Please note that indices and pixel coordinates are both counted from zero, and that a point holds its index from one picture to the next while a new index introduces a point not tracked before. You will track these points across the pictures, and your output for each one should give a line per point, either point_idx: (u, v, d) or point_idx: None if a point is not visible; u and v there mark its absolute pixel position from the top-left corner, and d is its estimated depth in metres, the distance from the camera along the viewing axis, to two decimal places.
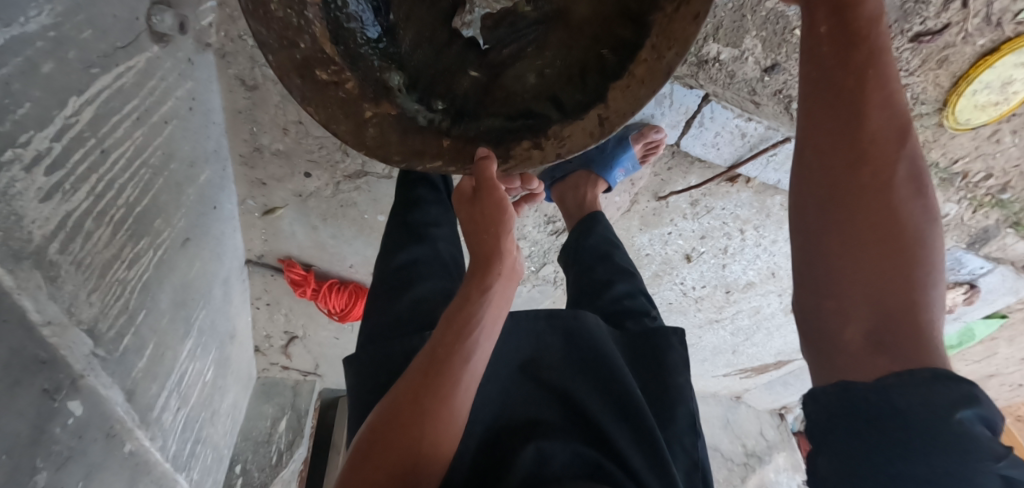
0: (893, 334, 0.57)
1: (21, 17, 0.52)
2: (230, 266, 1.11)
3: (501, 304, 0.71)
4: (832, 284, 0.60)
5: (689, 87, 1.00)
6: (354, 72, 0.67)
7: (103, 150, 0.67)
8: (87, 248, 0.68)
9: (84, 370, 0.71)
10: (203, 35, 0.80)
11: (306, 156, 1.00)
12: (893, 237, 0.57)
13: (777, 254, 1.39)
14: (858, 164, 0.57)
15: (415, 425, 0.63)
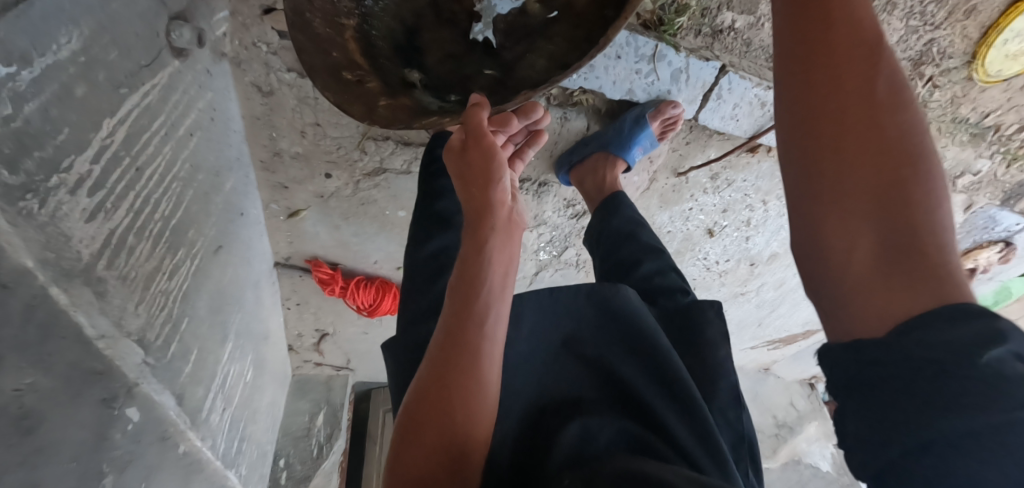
0: (897, 251, 0.51)
1: (53, 45, 0.54)
2: (259, 269, 1.14)
3: (505, 254, 0.71)
4: (831, 204, 0.53)
5: (705, 59, 0.98)
6: (380, 79, 0.81)
7: (138, 168, 0.69)
8: (131, 262, 0.71)
9: (137, 379, 0.74)
10: (219, 45, 0.82)
11: (324, 157, 1.03)
12: (885, 153, 0.52)
13: None
14: (843, 99, 0.54)
15: (444, 398, 0.64)
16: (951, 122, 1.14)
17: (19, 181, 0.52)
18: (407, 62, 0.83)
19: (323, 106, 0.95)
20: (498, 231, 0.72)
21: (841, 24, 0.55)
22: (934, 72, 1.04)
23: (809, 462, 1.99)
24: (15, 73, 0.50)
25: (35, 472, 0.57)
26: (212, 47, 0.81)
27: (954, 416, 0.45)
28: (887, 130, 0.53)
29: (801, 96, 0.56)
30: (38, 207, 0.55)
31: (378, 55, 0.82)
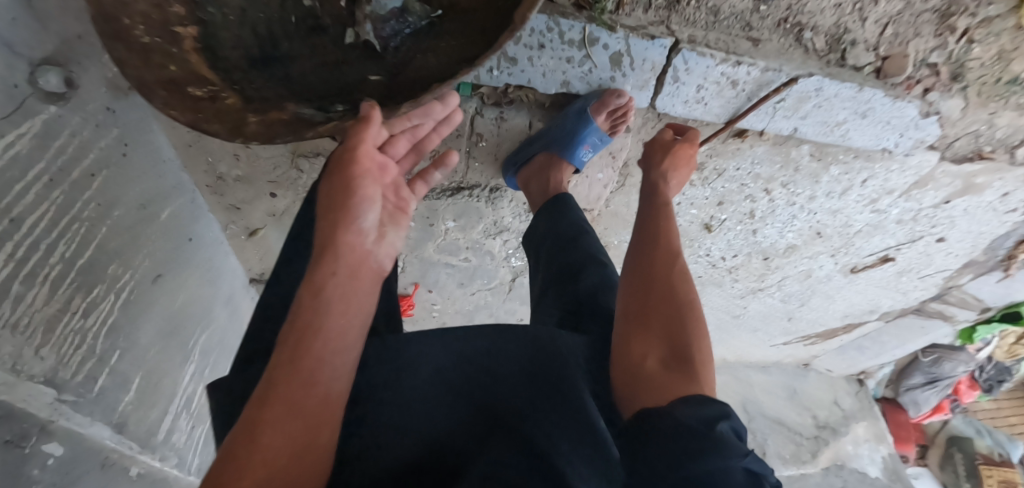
0: (681, 363, 0.66)
1: None
2: (230, 285, 1.20)
3: (350, 291, 0.58)
4: (636, 324, 0.71)
5: (650, 38, 0.86)
6: (243, 95, 0.67)
7: (14, 218, 0.68)
8: (21, 309, 0.71)
9: (51, 416, 0.76)
10: (120, 81, 0.82)
11: (265, 177, 1.00)
12: (671, 294, 0.73)
13: (819, 212, 1.22)
14: (649, 249, 0.80)
15: (251, 450, 0.50)
16: (997, 81, 0.98)
17: None
18: (270, 77, 0.71)
19: None
20: (343, 258, 0.58)
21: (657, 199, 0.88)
22: (969, 24, 0.93)
23: (856, 466, 1.80)
24: None
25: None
26: (109, 84, 0.80)
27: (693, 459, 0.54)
28: (667, 277, 0.75)
29: (635, 265, 0.78)
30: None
31: (237, 69, 0.69)
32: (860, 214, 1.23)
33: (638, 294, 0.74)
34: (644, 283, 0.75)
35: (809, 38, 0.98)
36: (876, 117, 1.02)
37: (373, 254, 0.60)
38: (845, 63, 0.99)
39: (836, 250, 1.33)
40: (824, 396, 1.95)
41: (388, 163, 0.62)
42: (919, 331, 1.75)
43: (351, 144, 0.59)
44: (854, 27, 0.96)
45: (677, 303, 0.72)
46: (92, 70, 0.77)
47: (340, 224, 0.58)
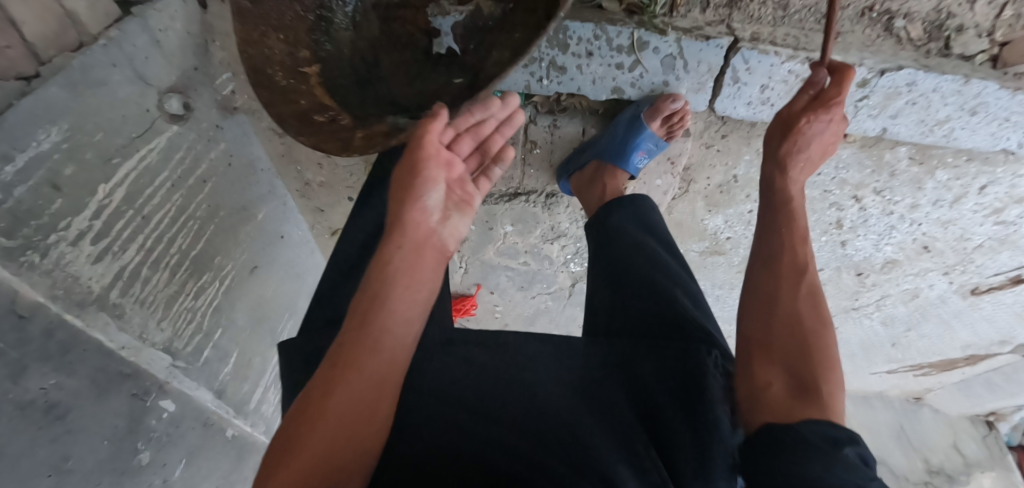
0: (794, 357, 0.58)
1: (32, 141, 0.63)
2: (312, 281, 1.29)
3: (410, 291, 0.56)
4: (753, 302, 0.63)
5: (705, 39, 0.81)
6: (350, 114, 0.73)
7: (144, 216, 0.79)
8: (147, 289, 0.81)
9: (167, 378, 0.87)
10: (229, 101, 0.92)
11: (343, 184, 1.11)
12: (797, 281, 0.63)
13: (924, 223, 1.08)
14: (774, 239, 0.66)
15: (303, 426, 0.51)
16: None
17: (16, 244, 0.63)
18: (371, 94, 0.76)
19: None
20: (404, 252, 0.56)
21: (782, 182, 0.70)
22: None
23: None
24: None
25: (64, 448, 0.72)
26: (221, 104, 0.91)
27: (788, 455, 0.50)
28: (798, 300, 0.62)
29: (754, 284, 0.65)
30: (40, 257, 0.66)
31: (346, 100, 0.74)
32: (980, 226, 1.06)
33: (759, 309, 0.62)
34: (764, 279, 0.64)
35: (902, 28, 0.88)
36: (987, 113, 0.87)
37: (438, 234, 0.59)
38: (949, 53, 0.88)
39: (950, 267, 1.15)
40: (943, 439, 1.82)
41: (455, 160, 0.61)
42: None
43: (418, 133, 0.58)
44: (959, 10, 0.86)
45: (801, 321, 0.60)
46: (207, 94, 0.87)
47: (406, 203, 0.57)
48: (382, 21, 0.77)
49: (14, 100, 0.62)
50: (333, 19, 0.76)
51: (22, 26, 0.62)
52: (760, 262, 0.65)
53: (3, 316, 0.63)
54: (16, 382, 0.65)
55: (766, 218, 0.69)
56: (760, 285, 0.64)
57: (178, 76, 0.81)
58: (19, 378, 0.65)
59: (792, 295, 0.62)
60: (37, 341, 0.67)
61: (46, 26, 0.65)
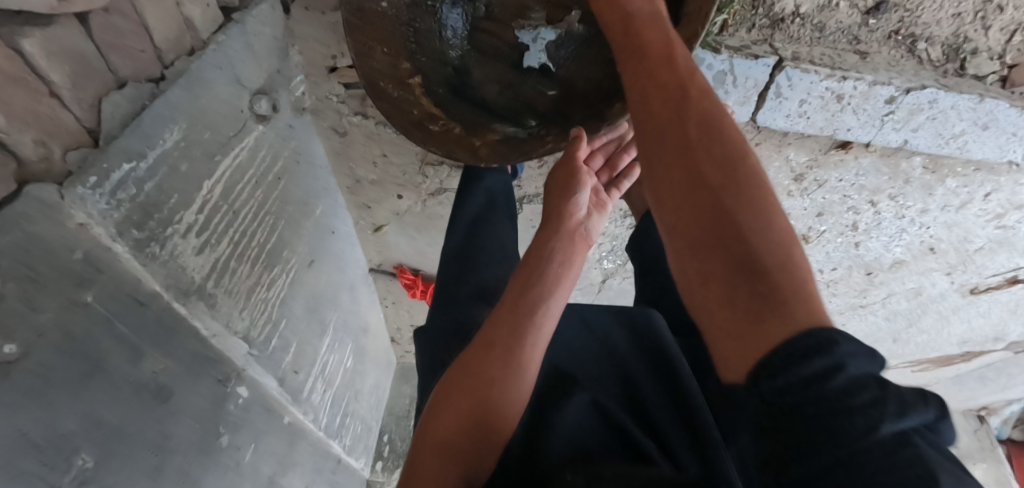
0: (763, 283, 0.47)
1: (159, 140, 0.71)
2: (354, 274, 1.34)
3: (562, 267, 0.74)
4: (679, 237, 0.53)
5: (753, 58, 0.90)
6: (455, 121, 0.85)
7: (234, 211, 0.87)
8: (234, 281, 0.89)
9: (244, 365, 0.93)
10: (300, 102, 0.99)
11: (393, 181, 1.15)
12: (711, 193, 0.51)
13: (932, 225, 1.18)
14: (675, 152, 0.54)
15: (485, 377, 0.67)
16: None
17: (144, 235, 0.71)
18: (468, 100, 0.87)
19: (386, 138, 1.05)
20: (562, 237, 0.76)
21: (656, 81, 0.58)
22: None
23: None
24: (134, 167, 0.68)
25: (165, 430, 0.77)
26: (293, 105, 0.97)
27: (833, 448, 0.43)
28: (729, 195, 0.51)
29: (668, 216, 0.54)
30: (159, 249, 0.73)
31: (449, 107, 0.86)
32: (983, 229, 1.16)
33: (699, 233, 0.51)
34: (666, 195, 0.54)
35: (923, 49, 0.96)
36: (998, 127, 0.95)
37: (585, 226, 0.78)
38: (964, 72, 0.97)
39: (954, 267, 1.26)
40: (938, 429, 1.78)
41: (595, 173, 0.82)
42: None
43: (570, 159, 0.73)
44: (974, 36, 0.94)
45: (740, 229, 0.49)
46: (285, 96, 0.94)
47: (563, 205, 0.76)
48: (472, 32, 0.87)
49: (146, 101, 0.69)
50: (428, 30, 0.86)
51: (153, 31, 0.69)
52: (679, 173, 0.53)
53: (128, 303, 0.70)
54: (135, 364, 0.71)
55: (650, 124, 0.57)
56: (668, 211, 0.54)
57: (264, 78, 0.88)
58: (138, 360, 0.71)
59: (737, 176, 0.51)
60: (151, 323, 0.73)
61: (170, 30, 0.71)
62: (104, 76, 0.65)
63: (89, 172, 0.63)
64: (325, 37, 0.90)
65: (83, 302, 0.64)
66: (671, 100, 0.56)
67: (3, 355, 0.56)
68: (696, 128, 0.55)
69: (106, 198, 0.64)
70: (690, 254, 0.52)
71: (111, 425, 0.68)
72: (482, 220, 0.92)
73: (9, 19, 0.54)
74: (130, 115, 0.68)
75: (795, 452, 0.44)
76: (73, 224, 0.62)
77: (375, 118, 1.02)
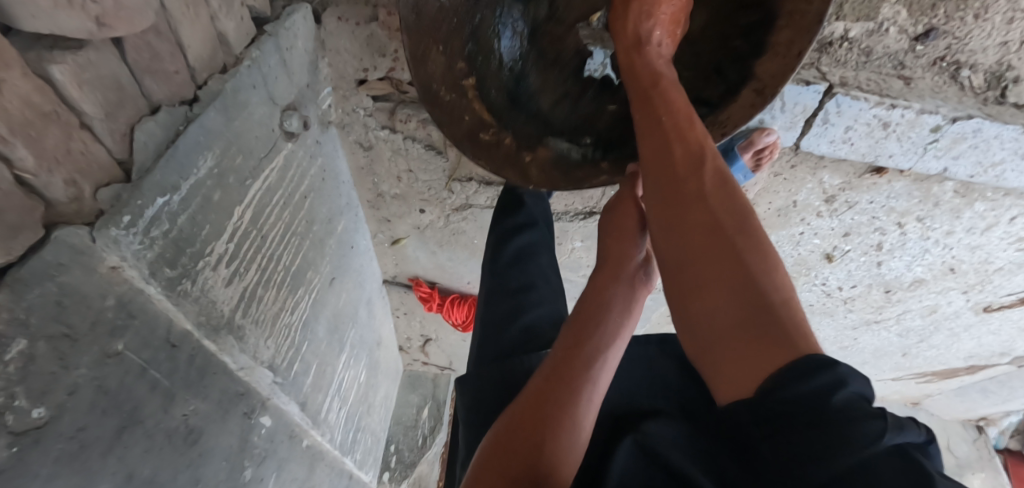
0: (753, 315, 0.48)
1: (193, 169, 0.65)
2: (370, 289, 1.33)
3: (624, 318, 0.69)
4: (676, 264, 0.54)
5: (804, 83, 0.91)
6: (508, 132, 0.79)
7: (263, 236, 0.82)
8: (260, 309, 0.84)
9: (268, 395, 0.88)
10: (326, 115, 0.94)
11: (418, 197, 1.12)
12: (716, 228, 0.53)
13: (956, 247, 1.19)
14: (678, 182, 0.57)
15: (551, 417, 0.58)
16: None
17: (177, 272, 0.65)
18: (524, 110, 0.82)
19: (415, 155, 1.01)
20: (623, 285, 0.71)
21: (677, 130, 0.60)
22: None
23: None
24: (168, 200, 0.62)
25: (195, 473, 0.72)
26: (321, 119, 0.92)
27: (818, 463, 0.41)
28: (733, 233, 0.53)
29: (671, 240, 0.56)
30: (191, 285, 0.68)
31: (502, 113, 0.80)
32: (1004, 251, 1.17)
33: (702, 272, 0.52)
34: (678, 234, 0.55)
35: (966, 75, 0.93)
36: None
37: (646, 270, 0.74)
38: (1004, 100, 0.93)
39: (970, 286, 1.30)
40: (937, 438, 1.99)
41: None
42: None
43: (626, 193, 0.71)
44: (1017, 64, 0.90)
45: (738, 260, 0.51)
46: (314, 110, 0.89)
47: (622, 240, 0.72)
48: (534, 35, 0.80)
49: (180, 126, 0.63)
50: (490, 27, 0.77)
51: (188, 49, 0.63)
52: (679, 202, 0.56)
53: (159, 346, 0.64)
54: (167, 410, 0.66)
55: (654, 157, 0.60)
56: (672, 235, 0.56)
57: (294, 94, 0.82)
58: (170, 406, 0.66)
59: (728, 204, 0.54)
60: (183, 366, 0.68)
61: (203, 48, 0.65)
62: (137, 101, 0.58)
63: (123, 211, 0.57)
64: (358, 50, 0.85)
65: (116, 353, 0.59)
66: (670, 136, 0.60)
67: (31, 422, 0.50)
68: (709, 174, 0.57)
69: (138, 237, 0.59)
70: (688, 278, 0.53)
71: (143, 478, 0.63)
72: (526, 256, 0.90)
73: (33, 44, 0.47)
74: (163, 143, 0.61)
75: (796, 473, 0.42)
76: (105, 268, 0.56)
77: (403, 134, 0.97)
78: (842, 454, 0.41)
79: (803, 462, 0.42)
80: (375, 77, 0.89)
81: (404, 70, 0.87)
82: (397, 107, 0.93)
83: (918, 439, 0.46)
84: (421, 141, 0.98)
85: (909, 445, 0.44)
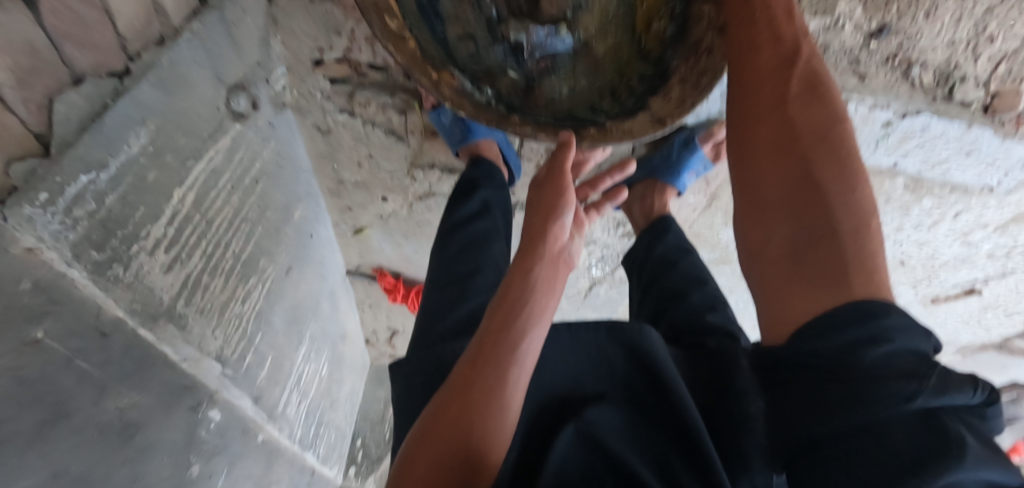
0: (818, 238, 0.59)
1: (123, 145, 0.63)
2: (333, 281, 1.30)
3: (548, 295, 0.67)
4: (752, 202, 0.64)
5: None
6: (414, 36, 0.71)
7: (207, 221, 0.79)
8: (205, 297, 0.81)
9: (217, 388, 0.85)
10: (280, 97, 0.90)
11: (381, 185, 1.09)
12: (788, 155, 0.62)
13: (909, 241, 1.23)
14: (752, 113, 0.65)
15: (463, 418, 0.59)
16: None
17: (106, 256, 0.63)
18: (430, 26, 0.75)
19: (376, 141, 0.98)
20: (546, 262, 0.68)
21: (764, 44, 0.64)
22: None
23: None
24: (94, 179, 0.59)
25: (133, 470, 0.69)
26: (273, 100, 0.89)
27: (835, 416, 0.53)
28: (808, 157, 0.62)
29: (750, 171, 0.65)
30: (123, 271, 0.66)
31: (417, 28, 0.72)
32: (952, 245, 1.22)
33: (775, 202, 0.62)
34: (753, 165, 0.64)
35: (916, 73, 0.94)
36: (981, 155, 1.01)
37: (570, 247, 0.72)
38: (951, 99, 0.95)
39: (920, 279, 1.34)
40: None
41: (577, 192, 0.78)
42: (1001, 366, 1.74)
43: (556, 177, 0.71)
44: (965, 63, 0.92)
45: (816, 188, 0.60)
46: (265, 90, 0.85)
47: (550, 218, 0.70)
48: None
49: (107, 100, 0.61)
50: None
51: (117, 16, 0.60)
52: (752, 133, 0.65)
53: (88, 334, 0.61)
54: (98, 402, 0.62)
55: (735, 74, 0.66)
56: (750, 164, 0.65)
57: (242, 72, 0.80)
58: (102, 398, 0.63)
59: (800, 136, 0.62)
60: (117, 355, 0.65)
61: (135, 17, 0.63)
62: (57, 70, 0.55)
63: (39, 186, 0.54)
64: (312, 29, 0.82)
65: (34, 341, 0.55)
66: (744, 47, 0.65)
67: None
68: (790, 90, 0.64)
69: (59, 217, 0.56)
70: (757, 209, 0.64)
71: (72, 476, 0.59)
72: (476, 243, 0.90)
73: None
74: (87, 115, 0.59)
75: (809, 415, 0.55)
76: (19, 249, 0.54)
77: (362, 118, 0.94)
78: (856, 415, 0.52)
79: (820, 412, 0.54)
80: (332, 57, 0.85)
81: (360, 51, 0.84)
82: (355, 90, 0.89)
83: (970, 400, 0.52)
84: (382, 126, 0.96)
85: (948, 407, 0.51)
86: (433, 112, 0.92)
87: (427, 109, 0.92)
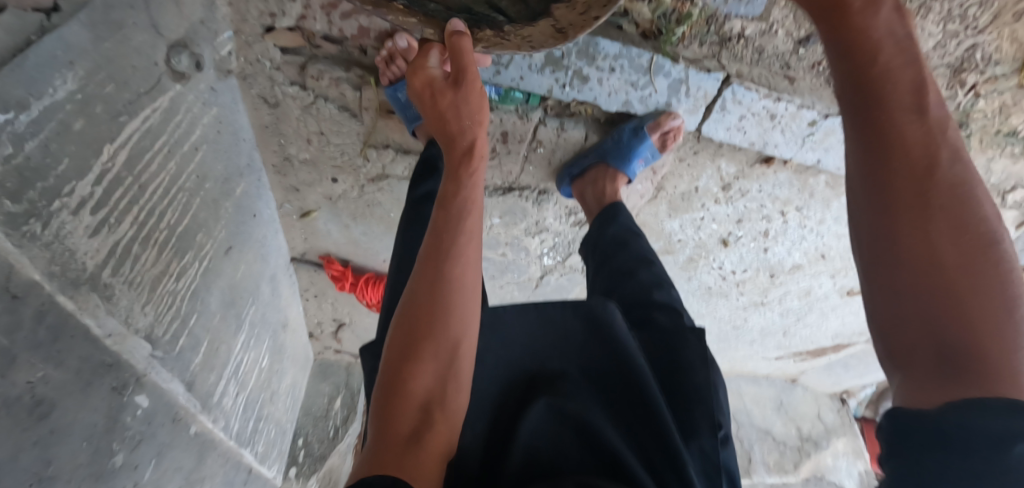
0: (962, 364, 0.56)
1: (48, 88, 0.60)
2: (276, 264, 1.26)
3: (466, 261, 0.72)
4: (904, 299, 0.61)
5: (707, 70, 0.94)
6: None
7: (141, 185, 0.76)
8: (136, 268, 0.77)
9: (146, 369, 0.81)
10: (225, 63, 0.88)
11: (330, 163, 1.08)
12: (939, 266, 0.59)
13: (825, 235, 1.28)
14: (887, 197, 0.63)
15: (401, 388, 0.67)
16: (997, 131, 1.08)
17: (22, 209, 0.60)
18: None
19: (326, 116, 0.97)
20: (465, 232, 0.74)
21: (901, 132, 0.63)
22: (978, 80, 1.00)
23: (833, 479, 1.99)
24: (12, 118, 0.57)
25: (46, 453, 0.64)
26: (217, 66, 0.86)
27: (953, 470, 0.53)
28: (956, 268, 0.59)
29: (905, 276, 0.61)
30: (42, 228, 0.62)
31: None
32: None
33: (922, 309, 0.60)
34: (898, 263, 0.61)
35: None
36: None
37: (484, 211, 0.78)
38: None
39: (836, 271, 1.41)
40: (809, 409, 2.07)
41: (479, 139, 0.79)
42: None
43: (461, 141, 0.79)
44: None
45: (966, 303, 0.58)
46: (209, 53, 0.83)
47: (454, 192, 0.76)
48: None
49: (32, 36, 0.59)
50: None
51: None
52: (893, 232, 0.62)
53: None
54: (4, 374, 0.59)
55: (871, 153, 0.64)
56: (893, 270, 0.62)
57: (184, 29, 0.78)
58: (8, 370, 0.59)
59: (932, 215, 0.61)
60: (29, 323, 0.62)
61: None
62: None
63: None
64: None
65: None
66: (885, 136, 0.63)
67: None
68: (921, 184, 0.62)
69: None
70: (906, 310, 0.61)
71: None
72: None
73: None
74: (8, 50, 0.57)
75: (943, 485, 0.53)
76: None
77: (314, 91, 0.94)
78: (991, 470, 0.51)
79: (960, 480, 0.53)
80: (284, 26, 0.84)
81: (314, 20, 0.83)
82: (308, 62, 0.89)
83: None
84: (334, 101, 0.95)
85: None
86: (389, 88, 0.91)
87: (383, 86, 0.91)
